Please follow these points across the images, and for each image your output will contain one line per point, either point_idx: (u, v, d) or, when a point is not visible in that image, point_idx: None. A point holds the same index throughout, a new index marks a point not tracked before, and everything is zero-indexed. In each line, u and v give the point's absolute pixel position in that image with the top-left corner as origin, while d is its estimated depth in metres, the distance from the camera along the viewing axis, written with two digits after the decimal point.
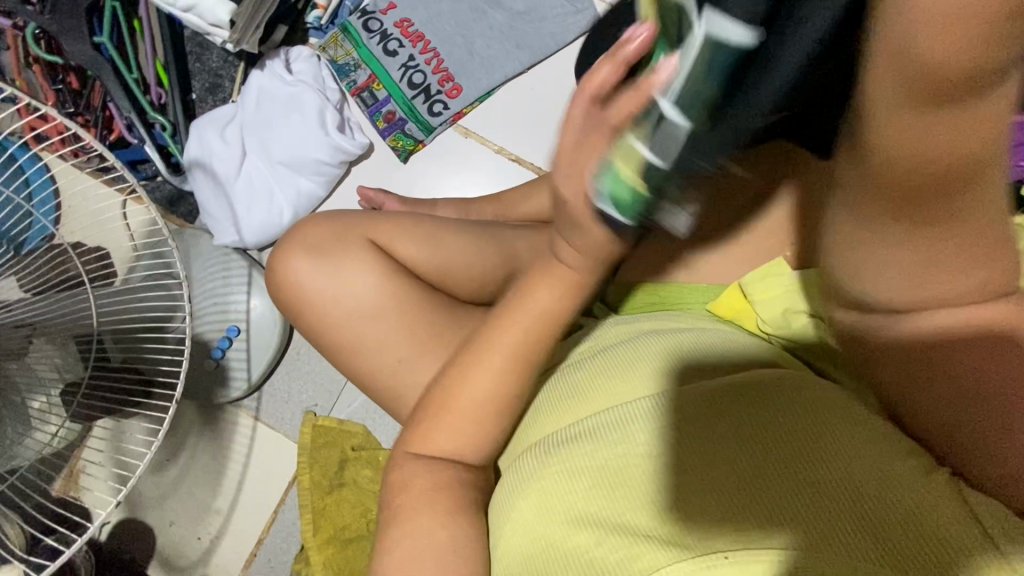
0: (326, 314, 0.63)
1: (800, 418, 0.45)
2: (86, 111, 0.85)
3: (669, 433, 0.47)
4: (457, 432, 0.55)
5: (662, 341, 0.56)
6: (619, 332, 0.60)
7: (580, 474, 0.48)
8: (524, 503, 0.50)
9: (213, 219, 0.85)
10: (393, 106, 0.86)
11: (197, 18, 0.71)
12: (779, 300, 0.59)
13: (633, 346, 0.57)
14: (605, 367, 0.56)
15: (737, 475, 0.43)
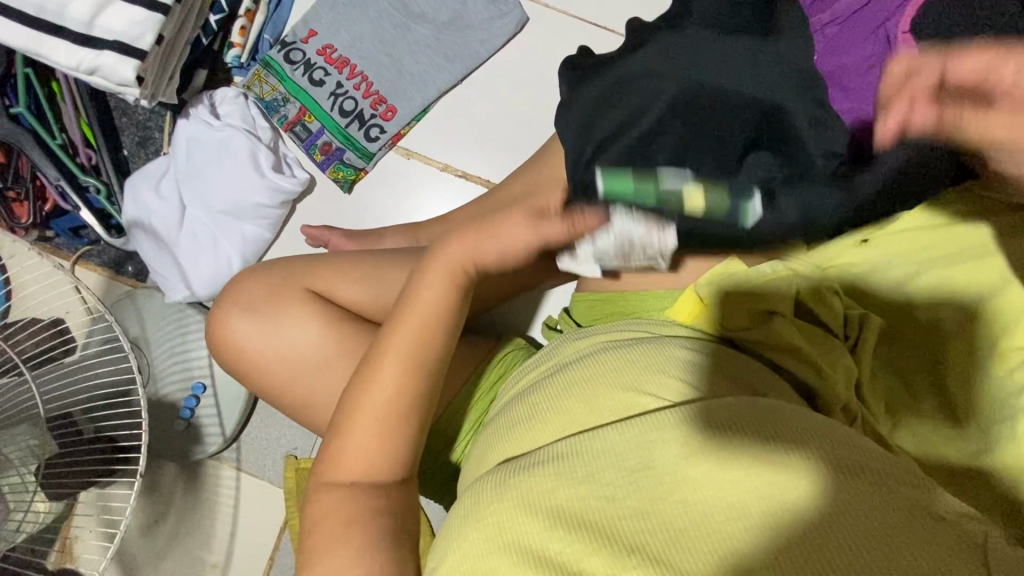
0: (282, 367, 0.64)
1: (817, 431, 0.44)
2: (15, 185, 0.82)
3: (692, 457, 0.44)
4: (370, 453, 0.54)
5: (619, 357, 0.55)
6: (577, 345, 0.59)
7: (538, 509, 0.45)
8: (474, 532, 0.47)
9: (162, 277, 0.83)
10: (328, 137, 0.82)
11: (103, 80, 0.67)
12: (738, 293, 0.59)
13: (595, 362, 0.55)
14: (566, 389, 0.54)
15: (767, 502, 0.41)
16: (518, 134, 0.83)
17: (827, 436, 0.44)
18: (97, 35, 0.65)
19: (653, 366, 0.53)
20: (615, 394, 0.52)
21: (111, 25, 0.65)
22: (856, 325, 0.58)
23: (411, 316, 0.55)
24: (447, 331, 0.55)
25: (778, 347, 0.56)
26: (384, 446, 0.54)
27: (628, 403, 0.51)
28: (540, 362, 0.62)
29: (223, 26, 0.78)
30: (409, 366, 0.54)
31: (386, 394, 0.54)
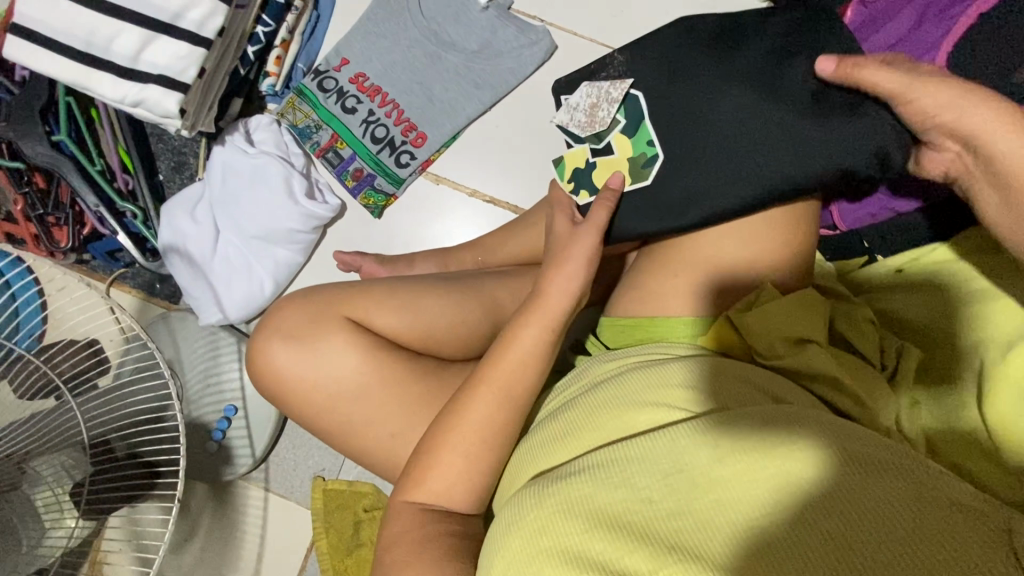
0: (319, 394, 0.66)
1: (844, 435, 0.45)
2: (55, 211, 0.84)
3: (724, 457, 0.45)
4: (449, 495, 0.56)
5: (650, 370, 0.55)
6: (608, 364, 0.60)
7: (575, 511, 0.45)
8: (519, 538, 0.46)
9: (196, 301, 0.84)
10: (359, 163, 0.84)
11: (147, 112, 0.68)
12: (778, 322, 0.58)
13: (623, 378, 0.56)
14: (600, 405, 0.54)
15: (802, 504, 0.41)
16: (545, 162, 0.84)
17: (850, 439, 0.44)
18: (141, 69, 0.67)
19: (688, 381, 0.53)
20: (650, 409, 0.52)
21: (156, 59, 0.67)
22: (893, 355, 0.59)
23: (496, 372, 0.57)
24: (531, 386, 0.58)
25: (815, 376, 0.56)
26: (469, 478, 0.56)
27: (657, 415, 0.52)
28: (572, 381, 0.62)
29: (259, 57, 0.79)
30: (496, 412, 0.57)
31: (474, 441, 0.56)
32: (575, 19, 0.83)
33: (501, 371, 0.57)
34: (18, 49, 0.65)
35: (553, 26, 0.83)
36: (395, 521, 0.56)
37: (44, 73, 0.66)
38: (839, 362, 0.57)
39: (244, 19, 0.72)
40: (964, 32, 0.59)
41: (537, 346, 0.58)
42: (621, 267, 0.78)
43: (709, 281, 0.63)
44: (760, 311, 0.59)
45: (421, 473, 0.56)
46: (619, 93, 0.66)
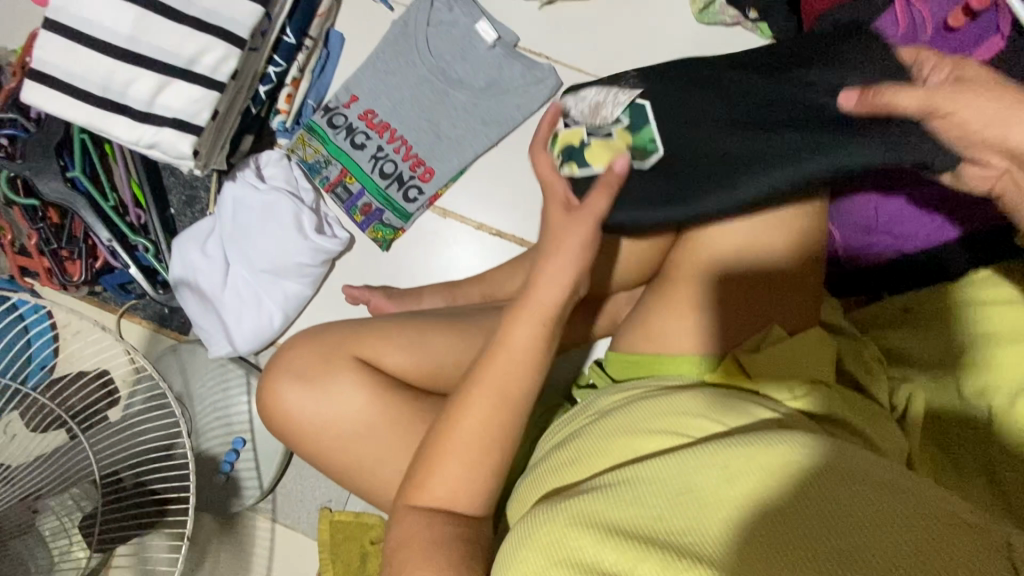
0: (328, 433, 0.66)
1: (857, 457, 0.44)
2: (68, 245, 0.86)
3: (736, 474, 0.43)
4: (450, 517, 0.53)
5: (661, 400, 0.56)
6: (618, 396, 0.60)
7: (587, 525, 0.44)
8: (531, 552, 0.45)
9: (205, 333, 0.85)
10: (368, 198, 0.85)
11: (161, 154, 0.69)
12: (784, 363, 0.59)
13: (629, 409, 0.56)
14: (607, 436, 0.54)
15: (821, 520, 0.40)
16: None
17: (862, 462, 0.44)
18: (157, 112, 0.68)
19: (699, 410, 0.54)
20: (661, 436, 0.52)
21: (170, 103, 0.68)
22: (902, 396, 0.59)
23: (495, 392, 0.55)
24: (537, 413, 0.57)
25: (825, 418, 0.56)
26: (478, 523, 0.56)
27: (669, 441, 0.52)
28: (581, 413, 0.62)
29: (270, 96, 0.81)
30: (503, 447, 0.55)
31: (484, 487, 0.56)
32: (581, 56, 0.84)
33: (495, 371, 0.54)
34: (34, 93, 0.67)
35: (560, 64, 0.85)
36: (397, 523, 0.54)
37: (60, 116, 0.67)
38: (847, 403, 0.57)
39: (256, 61, 0.74)
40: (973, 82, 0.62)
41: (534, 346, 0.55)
42: (628, 301, 0.79)
43: (715, 322, 0.64)
44: (768, 351, 0.60)
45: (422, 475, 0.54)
46: (626, 96, 0.62)
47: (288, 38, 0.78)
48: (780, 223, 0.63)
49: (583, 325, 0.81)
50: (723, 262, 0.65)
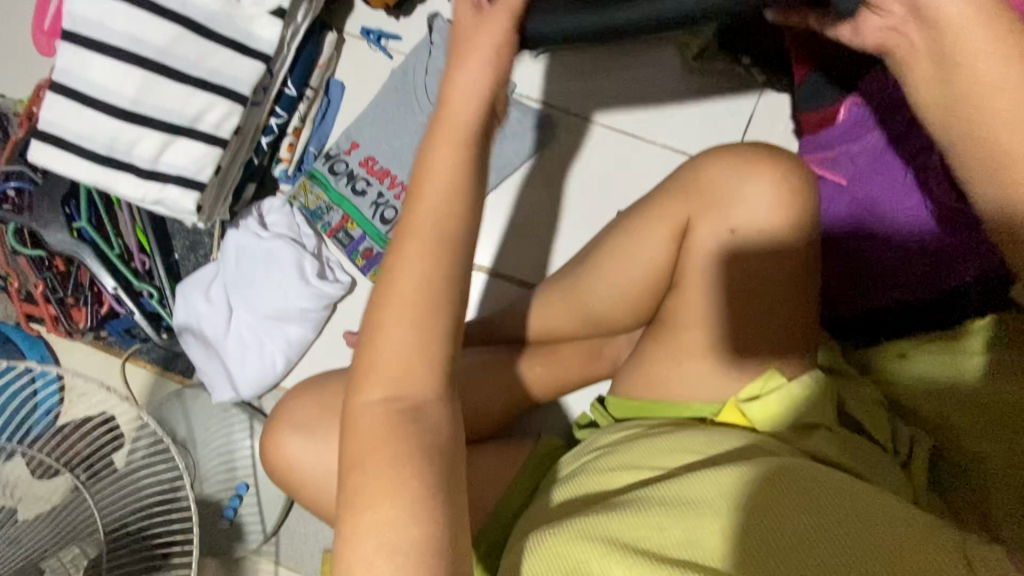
0: (328, 484, 0.67)
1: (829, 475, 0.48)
2: (74, 293, 0.87)
3: (713, 486, 0.47)
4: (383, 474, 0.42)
5: (652, 441, 0.59)
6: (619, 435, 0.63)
7: (592, 537, 0.47)
8: (538, 563, 0.47)
9: (208, 379, 0.86)
10: (369, 244, 0.86)
11: (165, 208, 0.71)
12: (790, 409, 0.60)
13: (625, 447, 0.60)
14: (603, 471, 0.58)
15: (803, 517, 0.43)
16: None
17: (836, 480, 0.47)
18: (162, 170, 0.69)
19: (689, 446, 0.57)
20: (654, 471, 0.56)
21: (175, 161, 0.69)
22: (905, 443, 0.60)
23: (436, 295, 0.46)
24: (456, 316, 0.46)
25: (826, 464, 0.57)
26: None
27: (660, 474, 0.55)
28: (583, 452, 0.64)
29: (272, 146, 0.83)
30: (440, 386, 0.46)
31: None
32: None
33: (419, 247, 0.46)
34: (39, 152, 0.68)
35: None
36: (351, 439, 0.44)
37: (64, 174, 0.68)
38: (847, 452, 0.57)
39: (258, 115, 0.75)
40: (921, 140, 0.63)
41: (451, 206, 0.47)
42: (627, 342, 0.80)
43: (714, 370, 0.65)
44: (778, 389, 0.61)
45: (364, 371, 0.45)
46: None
47: (290, 90, 0.79)
48: (778, 270, 0.63)
49: (584, 364, 0.82)
50: (721, 308, 0.64)
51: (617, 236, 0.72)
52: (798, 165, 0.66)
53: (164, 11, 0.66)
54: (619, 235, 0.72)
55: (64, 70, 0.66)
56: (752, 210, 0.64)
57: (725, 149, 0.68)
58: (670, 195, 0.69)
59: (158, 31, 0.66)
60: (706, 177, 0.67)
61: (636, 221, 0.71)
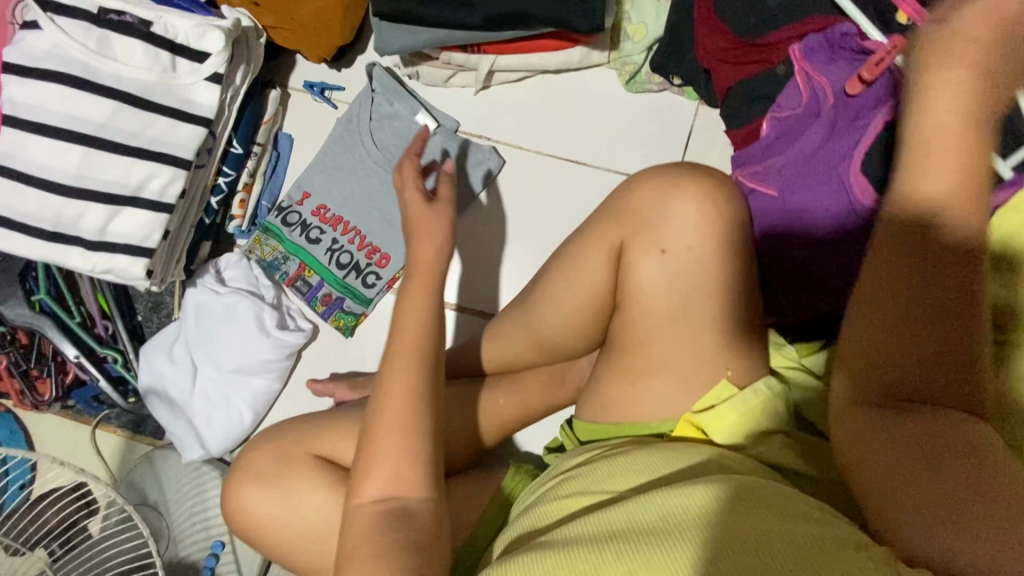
0: (287, 534, 0.68)
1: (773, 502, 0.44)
2: (38, 364, 0.87)
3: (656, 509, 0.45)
4: None
5: (616, 459, 0.58)
6: (584, 453, 0.64)
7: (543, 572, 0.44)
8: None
9: (176, 438, 0.86)
10: (327, 289, 0.87)
11: (116, 276, 0.72)
12: (744, 421, 0.61)
13: (582, 471, 0.59)
14: (563, 497, 0.57)
15: (734, 537, 0.41)
16: (510, 266, 0.87)
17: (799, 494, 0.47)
18: (109, 240, 0.70)
19: (644, 469, 0.56)
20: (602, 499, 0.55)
21: (122, 229, 0.71)
22: None
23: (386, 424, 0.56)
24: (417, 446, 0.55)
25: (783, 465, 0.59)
26: None
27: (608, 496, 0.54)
28: (550, 476, 0.64)
29: (222, 204, 0.84)
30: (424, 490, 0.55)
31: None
32: (520, 134, 0.88)
33: (398, 390, 0.57)
34: None
35: (500, 143, 0.88)
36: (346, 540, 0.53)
37: (16, 253, 0.69)
38: (800, 455, 0.59)
39: (204, 176, 0.77)
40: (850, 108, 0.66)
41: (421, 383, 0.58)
42: (588, 365, 0.80)
43: (664, 389, 0.66)
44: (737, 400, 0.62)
45: (360, 480, 0.55)
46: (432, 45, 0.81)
47: (235, 148, 0.81)
48: (709, 287, 0.64)
49: (548, 391, 0.81)
50: (666, 328, 0.65)
51: (562, 261, 0.72)
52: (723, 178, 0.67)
53: (102, 88, 0.68)
54: (563, 258, 0.72)
55: (7, 153, 0.68)
56: (679, 226, 0.64)
57: (655, 169, 0.67)
58: (605, 216, 0.70)
59: (97, 108, 0.68)
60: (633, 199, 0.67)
61: (571, 244, 0.72)
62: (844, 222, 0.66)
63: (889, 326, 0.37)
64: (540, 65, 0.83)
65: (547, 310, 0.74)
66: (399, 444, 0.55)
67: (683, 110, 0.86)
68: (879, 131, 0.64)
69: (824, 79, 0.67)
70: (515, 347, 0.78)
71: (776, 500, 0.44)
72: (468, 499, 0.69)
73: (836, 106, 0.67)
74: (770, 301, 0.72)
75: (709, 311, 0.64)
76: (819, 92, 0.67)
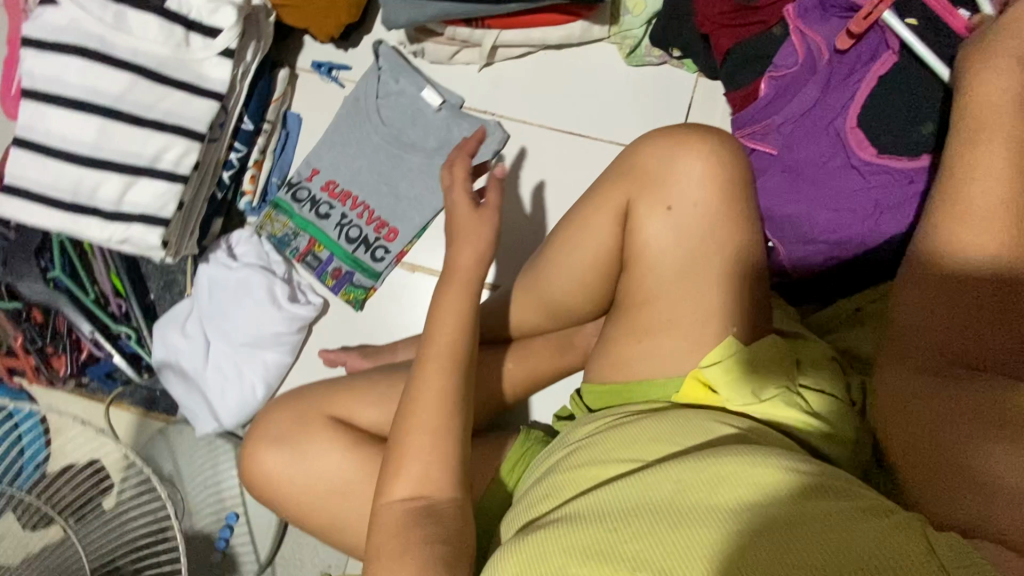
0: (304, 495, 0.69)
1: (793, 470, 0.45)
2: (54, 341, 0.88)
3: (680, 483, 0.45)
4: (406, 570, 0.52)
5: (630, 427, 0.58)
6: (590, 424, 0.62)
7: (572, 547, 0.44)
8: (524, 548, 0.46)
9: (191, 412, 0.87)
10: (337, 263, 0.89)
11: (132, 247, 0.74)
12: (748, 378, 0.61)
13: (598, 440, 0.58)
14: (579, 465, 0.56)
15: (756, 506, 0.42)
16: (516, 238, 0.89)
17: (812, 460, 0.48)
18: (126, 210, 0.72)
19: (656, 433, 0.56)
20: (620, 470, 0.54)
21: (137, 200, 0.72)
22: (859, 392, 0.63)
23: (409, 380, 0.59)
24: (437, 396, 0.58)
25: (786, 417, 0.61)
26: None
27: (625, 467, 0.54)
28: (555, 449, 0.63)
29: (234, 179, 0.86)
30: (440, 438, 0.56)
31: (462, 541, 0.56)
32: (523, 109, 0.90)
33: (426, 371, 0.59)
34: (9, 206, 0.71)
35: (504, 118, 0.90)
36: (378, 521, 0.55)
37: (35, 224, 0.71)
38: (803, 404, 0.61)
39: (217, 150, 0.79)
40: (842, 64, 0.70)
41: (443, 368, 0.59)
42: (594, 331, 0.82)
43: (675, 347, 0.65)
44: (741, 358, 0.62)
45: (391, 482, 0.56)
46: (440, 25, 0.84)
47: (246, 124, 0.83)
48: (714, 243, 0.65)
49: (555, 358, 0.82)
50: (673, 284, 0.66)
51: (568, 224, 0.73)
52: (725, 137, 0.68)
53: (118, 61, 0.70)
54: (569, 222, 0.74)
55: (27, 125, 0.69)
56: (685, 184, 0.65)
57: (657, 131, 0.70)
58: (611, 178, 0.71)
59: (113, 81, 0.70)
60: (639, 160, 0.68)
61: (577, 208, 0.73)
62: (848, 173, 0.69)
63: (930, 322, 0.45)
64: (542, 39, 0.85)
65: (555, 274, 0.75)
66: (424, 403, 0.58)
67: (682, 82, 0.89)
68: (872, 85, 0.68)
69: (815, 37, 0.71)
70: (523, 313, 0.80)
71: (797, 468, 0.45)
72: (480, 458, 0.71)
73: (828, 62, 0.70)
74: (772, 260, 0.73)
75: (715, 265, 0.65)
76: (812, 50, 0.71)
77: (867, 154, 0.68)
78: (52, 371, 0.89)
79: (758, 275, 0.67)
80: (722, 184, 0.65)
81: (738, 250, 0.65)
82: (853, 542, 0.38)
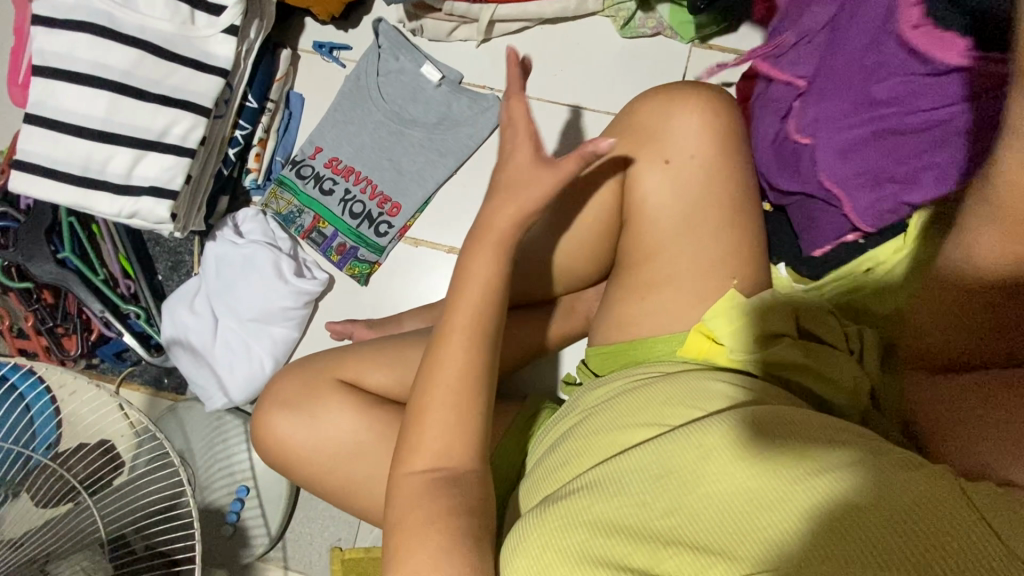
0: (315, 458, 0.70)
1: (835, 435, 0.44)
2: (64, 321, 0.90)
3: (709, 451, 0.45)
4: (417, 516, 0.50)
5: (643, 390, 0.56)
6: (600, 388, 0.61)
7: (598, 519, 0.45)
8: (547, 520, 0.46)
9: (201, 388, 0.88)
10: (342, 239, 0.90)
11: (142, 221, 0.75)
12: (748, 327, 0.61)
13: (607, 407, 0.57)
14: (592, 432, 0.55)
15: (795, 473, 0.41)
16: None
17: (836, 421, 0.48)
18: (135, 183, 0.74)
19: (671, 392, 0.55)
20: (642, 436, 0.53)
21: (146, 173, 0.74)
22: (856, 338, 0.61)
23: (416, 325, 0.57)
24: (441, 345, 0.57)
25: (794, 366, 0.59)
26: None
27: (648, 432, 0.53)
28: (564, 415, 0.62)
29: (239, 157, 0.88)
30: None
31: None
32: None
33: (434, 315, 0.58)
34: (20, 181, 0.72)
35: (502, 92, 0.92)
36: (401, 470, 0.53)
37: (47, 198, 0.72)
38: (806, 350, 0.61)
39: (223, 127, 0.81)
40: None
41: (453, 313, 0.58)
42: (596, 296, 0.83)
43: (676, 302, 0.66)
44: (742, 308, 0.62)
45: (403, 458, 0.54)
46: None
47: (251, 102, 0.85)
48: (711, 197, 0.66)
49: (558, 324, 0.84)
50: (674, 239, 0.67)
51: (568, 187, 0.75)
52: (720, 95, 0.70)
53: (126, 37, 0.72)
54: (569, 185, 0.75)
55: (38, 101, 0.71)
56: (683, 140, 0.67)
57: (653, 91, 0.71)
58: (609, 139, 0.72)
59: (121, 56, 0.72)
60: (636, 119, 0.70)
61: None
62: (904, 88, 0.60)
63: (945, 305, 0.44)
64: (538, 12, 0.87)
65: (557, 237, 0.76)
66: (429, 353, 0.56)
67: (676, 52, 0.90)
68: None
69: None
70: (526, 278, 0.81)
71: (836, 432, 0.44)
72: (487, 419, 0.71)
73: None
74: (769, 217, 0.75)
75: (713, 218, 0.66)
76: None
77: (945, 59, 0.57)
78: (62, 351, 0.90)
79: (755, 228, 0.68)
80: (717, 140, 0.67)
81: (735, 203, 0.67)
82: (902, 506, 0.37)
